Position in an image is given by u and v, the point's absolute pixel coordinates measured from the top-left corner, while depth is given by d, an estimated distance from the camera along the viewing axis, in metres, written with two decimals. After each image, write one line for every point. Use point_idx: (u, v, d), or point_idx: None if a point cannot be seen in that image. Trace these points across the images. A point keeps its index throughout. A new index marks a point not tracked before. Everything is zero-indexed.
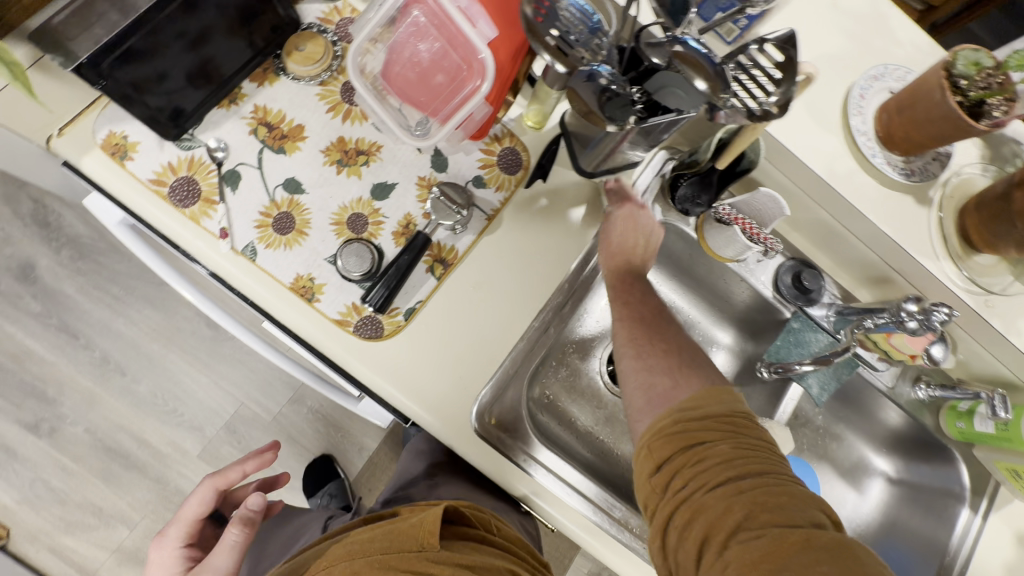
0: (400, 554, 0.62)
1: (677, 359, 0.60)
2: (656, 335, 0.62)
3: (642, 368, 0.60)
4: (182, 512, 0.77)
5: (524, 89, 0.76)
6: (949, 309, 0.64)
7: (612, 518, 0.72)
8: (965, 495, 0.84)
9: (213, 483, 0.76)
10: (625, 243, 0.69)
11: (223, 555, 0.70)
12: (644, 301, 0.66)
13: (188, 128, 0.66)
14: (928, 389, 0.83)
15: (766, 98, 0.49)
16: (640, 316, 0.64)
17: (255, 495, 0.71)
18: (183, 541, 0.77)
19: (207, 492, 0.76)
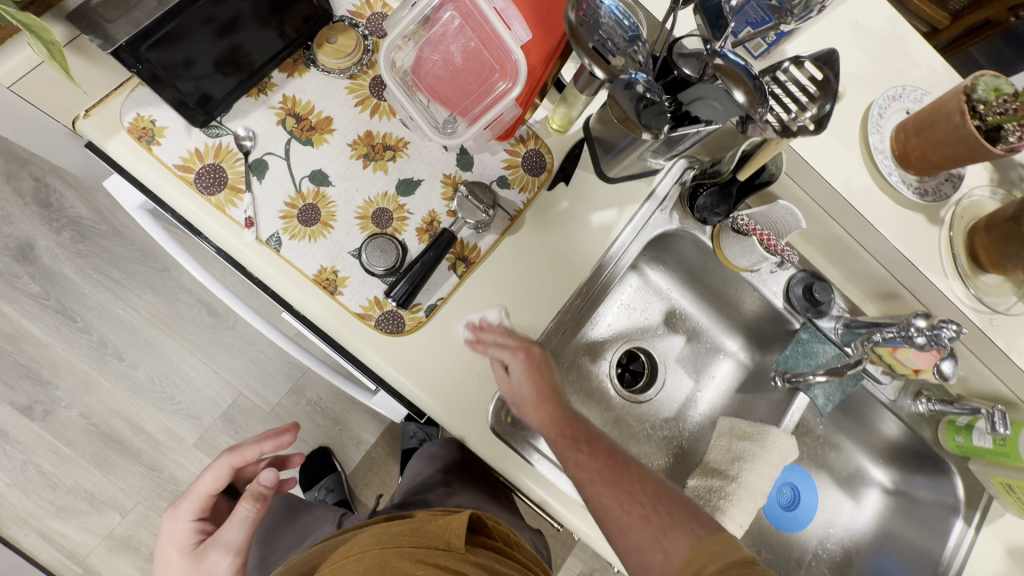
0: (428, 551, 0.64)
1: (655, 519, 0.62)
2: (624, 496, 0.64)
3: (634, 546, 0.63)
4: (198, 484, 0.69)
5: (551, 93, 0.77)
6: (958, 326, 0.66)
7: None
8: (959, 507, 0.87)
9: (229, 460, 0.68)
10: (539, 387, 0.67)
11: (234, 531, 0.65)
12: (595, 453, 0.66)
13: (216, 116, 0.65)
14: (928, 404, 0.85)
15: (800, 113, 0.50)
16: (600, 474, 0.65)
17: (267, 472, 0.67)
18: (195, 514, 0.68)
19: (221, 470, 0.68)
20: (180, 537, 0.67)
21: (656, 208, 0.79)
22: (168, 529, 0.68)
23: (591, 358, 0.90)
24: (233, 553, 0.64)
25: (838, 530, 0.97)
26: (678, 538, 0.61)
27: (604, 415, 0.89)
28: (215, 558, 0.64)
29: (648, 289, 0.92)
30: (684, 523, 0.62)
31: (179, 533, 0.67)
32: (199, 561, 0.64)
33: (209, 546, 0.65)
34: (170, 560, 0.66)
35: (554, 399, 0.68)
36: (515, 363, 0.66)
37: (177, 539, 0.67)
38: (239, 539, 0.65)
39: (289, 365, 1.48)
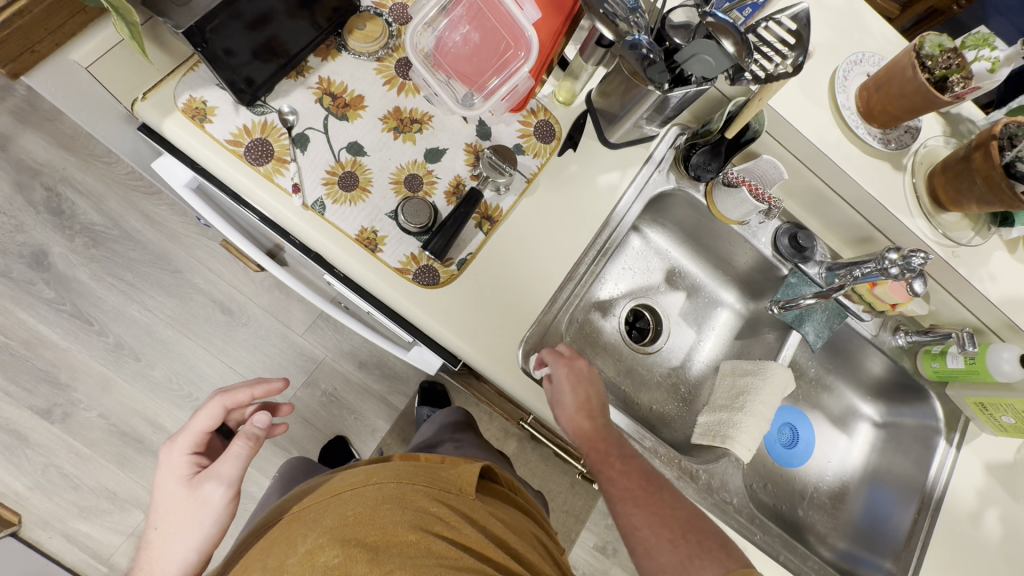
0: (442, 492, 0.64)
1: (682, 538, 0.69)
2: (653, 516, 0.70)
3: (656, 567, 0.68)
4: (192, 421, 0.66)
5: (556, 70, 0.85)
6: (925, 253, 0.75)
7: (642, 447, 0.82)
8: (941, 428, 0.96)
9: (222, 400, 0.65)
10: (578, 395, 0.75)
11: (230, 465, 0.64)
12: (626, 471, 0.73)
13: (260, 96, 0.72)
14: (906, 336, 0.95)
15: (781, 62, 0.60)
16: (627, 486, 0.72)
17: (261, 414, 0.66)
18: (192, 448, 0.66)
19: (215, 410, 0.65)
20: (176, 468, 0.65)
21: (654, 169, 0.88)
22: (162, 461, 0.65)
23: (601, 314, 0.96)
24: (228, 484, 0.64)
25: (834, 464, 1.04)
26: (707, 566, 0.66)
27: (617, 365, 0.95)
28: (208, 489, 0.63)
29: (649, 248, 0.99)
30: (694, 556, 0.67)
31: (175, 464, 0.64)
32: (194, 491, 0.63)
33: (205, 476, 0.63)
34: (162, 491, 0.63)
35: (593, 412, 0.75)
36: (562, 372, 0.75)
37: (173, 470, 0.64)
38: (235, 472, 0.64)
39: (302, 358, 1.51)
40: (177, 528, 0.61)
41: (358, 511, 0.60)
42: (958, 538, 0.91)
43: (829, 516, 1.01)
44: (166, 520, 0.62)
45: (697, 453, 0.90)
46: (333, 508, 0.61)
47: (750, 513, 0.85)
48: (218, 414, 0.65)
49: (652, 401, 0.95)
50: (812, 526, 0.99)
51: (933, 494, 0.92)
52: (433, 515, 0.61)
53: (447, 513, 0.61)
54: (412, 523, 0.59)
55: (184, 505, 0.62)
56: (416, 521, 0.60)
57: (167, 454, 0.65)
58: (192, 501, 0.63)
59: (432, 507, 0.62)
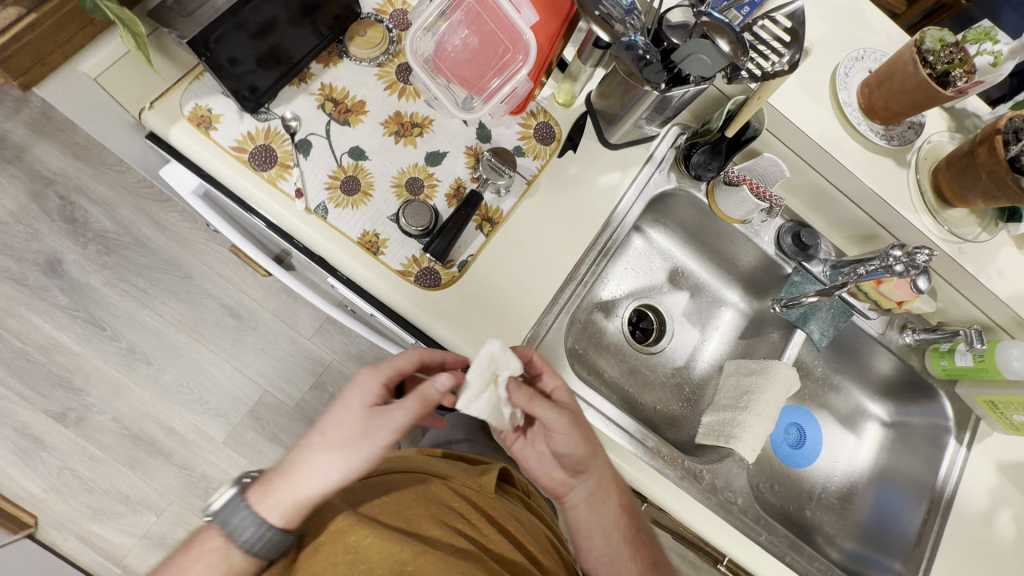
0: (466, 491, 0.68)
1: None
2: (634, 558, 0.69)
3: None
4: (398, 356, 0.64)
5: (556, 72, 0.86)
6: (929, 250, 0.75)
7: (646, 448, 0.81)
8: (951, 427, 0.95)
9: (422, 350, 0.66)
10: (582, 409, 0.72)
11: (402, 413, 0.59)
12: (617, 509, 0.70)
13: (264, 103, 0.73)
14: (913, 334, 0.94)
15: (777, 60, 0.60)
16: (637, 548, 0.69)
17: (444, 376, 0.61)
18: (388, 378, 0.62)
19: (414, 355, 0.65)
20: (368, 389, 0.60)
21: (655, 169, 0.88)
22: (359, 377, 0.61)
23: (604, 315, 0.96)
24: (395, 433, 0.58)
25: (842, 464, 1.03)
26: None
27: (620, 366, 0.96)
28: (379, 428, 0.58)
29: (651, 248, 0.99)
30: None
31: (371, 385, 0.60)
32: (371, 419, 0.58)
33: (382, 413, 0.59)
34: (349, 403, 0.59)
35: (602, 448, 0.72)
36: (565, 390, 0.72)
37: (363, 389, 0.60)
38: (405, 422, 0.59)
39: (310, 361, 1.53)
40: (329, 451, 0.57)
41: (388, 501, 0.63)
42: (970, 539, 0.89)
43: (837, 516, 1.00)
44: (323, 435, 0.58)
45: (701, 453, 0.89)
46: (365, 495, 0.64)
47: (754, 513, 0.85)
48: (417, 360, 0.65)
49: (657, 401, 0.95)
50: (820, 527, 0.98)
51: (943, 494, 0.91)
52: (456, 514, 0.64)
53: (470, 514, 0.65)
54: (437, 520, 0.62)
55: (352, 431, 0.58)
56: (440, 518, 0.63)
57: (367, 373, 0.61)
58: (361, 431, 0.58)
59: (454, 503, 0.65)
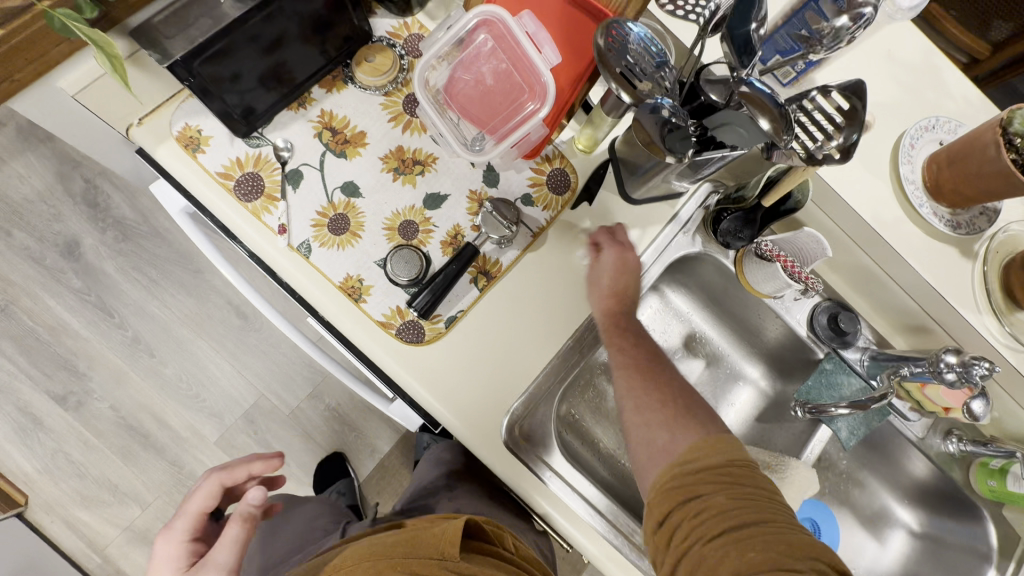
0: (423, 561, 0.58)
1: (674, 409, 0.62)
2: (651, 389, 0.64)
3: (641, 422, 0.63)
4: (189, 503, 0.67)
5: (579, 113, 0.78)
6: (990, 364, 0.64)
7: (631, 543, 0.72)
8: (992, 556, 0.82)
9: (220, 477, 0.67)
10: (617, 282, 0.71)
11: (224, 551, 0.61)
12: (639, 345, 0.69)
13: (257, 127, 0.69)
14: (959, 444, 0.83)
15: (827, 141, 0.51)
16: (660, 409, 0.63)
17: (254, 489, 0.64)
18: (190, 534, 0.67)
19: (212, 487, 0.67)
20: (177, 555, 0.65)
21: (679, 230, 0.80)
22: (160, 552, 0.65)
23: (607, 377, 0.88)
24: (225, 575, 0.60)
25: (860, 570, 0.92)
26: (687, 426, 0.60)
27: (618, 436, 0.88)
28: None
29: (667, 310, 0.91)
30: (734, 451, 0.58)
31: (175, 550, 0.65)
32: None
33: (201, 566, 0.61)
34: None
35: (629, 301, 0.71)
36: (606, 254, 0.72)
37: (171, 560, 0.65)
38: (231, 561, 0.61)
39: (310, 370, 1.49)
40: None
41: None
42: None
43: None
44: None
45: None
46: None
47: None
48: (214, 492, 0.67)
49: None
50: None
51: None
52: None
53: None
54: None
55: None
56: None
57: (163, 545, 0.65)
58: None
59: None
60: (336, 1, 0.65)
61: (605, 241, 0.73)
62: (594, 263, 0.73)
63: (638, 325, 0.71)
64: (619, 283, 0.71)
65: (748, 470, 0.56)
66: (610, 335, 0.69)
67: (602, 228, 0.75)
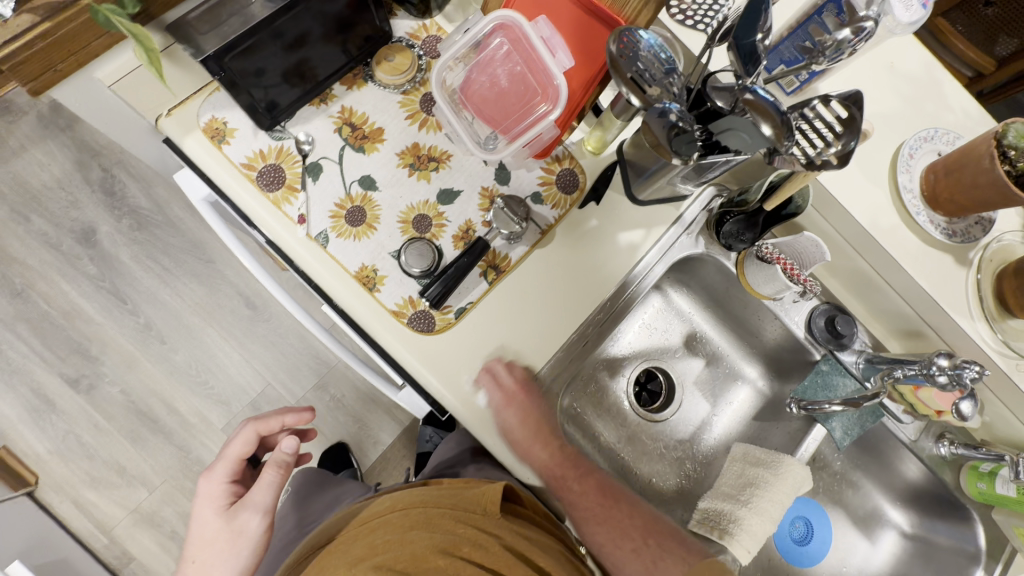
0: (467, 513, 0.67)
1: (646, 547, 0.72)
2: (617, 536, 0.74)
3: (622, 570, 0.73)
4: (227, 449, 0.71)
5: (589, 116, 0.81)
6: (980, 367, 0.66)
7: None
8: (980, 557, 0.84)
9: (255, 426, 0.71)
10: (529, 427, 0.73)
11: (264, 494, 0.67)
12: (585, 481, 0.76)
13: (281, 121, 0.72)
14: (950, 447, 0.85)
15: (825, 148, 0.53)
16: (632, 547, 0.73)
17: (288, 440, 0.68)
18: (229, 476, 0.70)
19: (249, 435, 0.70)
20: (214, 496, 0.69)
21: (683, 231, 0.82)
22: (201, 490, 0.69)
23: (609, 374, 0.91)
24: (263, 513, 0.67)
25: (850, 570, 0.94)
26: (669, 563, 0.70)
27: (619, 431, 0.90)
28: (245, 518, 0.66)
29: (669, 309, 0.93)
30: (715, 570, 0.67)
31: (213, 492, 0.69)
32: (231, 521, 0.66)
33: (241, 507, 0.66)
34: (207, 523, 0.67)
35: (549, 433, 0.75)
36: (505, 411, 0.71)
37: (212, 498, 0.68)
38: (269, 500, 0.67)
39: (317, 361, 1.52)
40: (211, 563, 0.64)
41: (387, 537, 0.65)
42: None
43: None
44: (200, 555, 0.65)
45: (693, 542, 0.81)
46: (362, 536, 0.68)
47: None
48: (252, 439, 0.71)
49: (650, 473, 0.89)
50: None
51: None
52: (459, 538, 0.65)
53: (475, 536, 0.65)
54: (441, 549, 0.63)
55: (222, 535, 0.66)
56: (445, 547, 0.64)
57: (205, 483, 0.69)
58: (229, 531, 0.66)
59: (459, 530, 0.66)
60: (359, 2, 0.67)
61: (502, 398, 0.72)
62: (497, 413, 0.72)
63: (570, 450, 0.77)
64: (531, 434, 0.73)
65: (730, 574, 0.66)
66: (556, 482, 0.74)
67: (483, 369, 0.73)
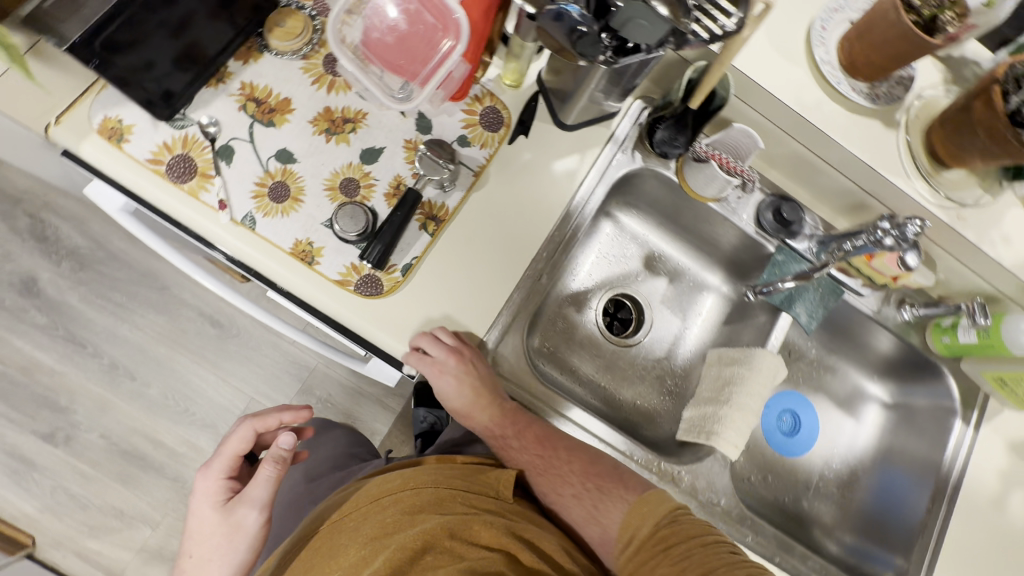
0: (480, 497, 0.69)
1: (586, 497, 0.72)
2: (556, 479, 0.74)
3: (575, 521, 0.74)
4: (225, 445, 0.71)
5: (500, 49, 0.78)
6: (921, 221, 0.67)
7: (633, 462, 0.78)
8: (957, 408, 0.87)
9: (253, 424, 0.70)
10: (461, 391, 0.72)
11: (261, 489, 0.67)
12: (522, 438, 0.75)
13: (180, 108, 0.68)
14: (912, 310, 0.87)
15: (727, 21, 0.54)
16: (575, 496, 0.73)
17: (286, 436, 0.69)
18: (226, 473, 0.70)
19: (246, 432, 0.70)
20: (213, 492, 0.70)
21: (617, 149, 0.81)
22: (199, 485, 0.70)
23: (575, 308, 0.90)
24: (260, 509, 0.68)
25: (841, 449, 0.96)
26: (607, 506, 0.71)
27: (596, 361, 0.89)
28: (241, 514, 0.68)
29: (623, 234, 0.93)
30: (656, 508, 0.68)
31: (211, 489, 0.70)
32: (229, 516, 0.68)
33: (239, 502, 0.68)
34: (205, 516, 0.68)
35: (485, 397, 0.75)
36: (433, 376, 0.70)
37: (210, 495, 0.69)
38: (265, 497, 0.68)
39: (296, 366, 1.50)
40: (209, 554, 0.67)
41: (399, 517, 0.66)
42: (978, 524, 0.83)
43: (837, 506, 0.93)
44: (199, 546, 0.68)
45: (682, 451, 0.83)
46: (371, 512, 0.68)
47: (739, 512, 0.79)
48: (249, 436, 0.70)
49: (635, 397, 0.89)
50: (818, 518, 0.91)
51: (949, 480, 0.84)
52: (469, 520, 0.66)
53: (486, 517, 0.67)
54: (449, 530, 0.65)
55: (221, 529, 0.67)
56: (451, 527, 0.65)
57: (203, 479, 0.69)
58: (227, 525, 0.68)
59: (470, 511, 0.67)
60: None
61: (429, 366, 0.70)
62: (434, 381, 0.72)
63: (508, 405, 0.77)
64: (467, 398, 0.75)
65: (680, 514, 0.67)
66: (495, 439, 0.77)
67: (411, 348, 0.71)
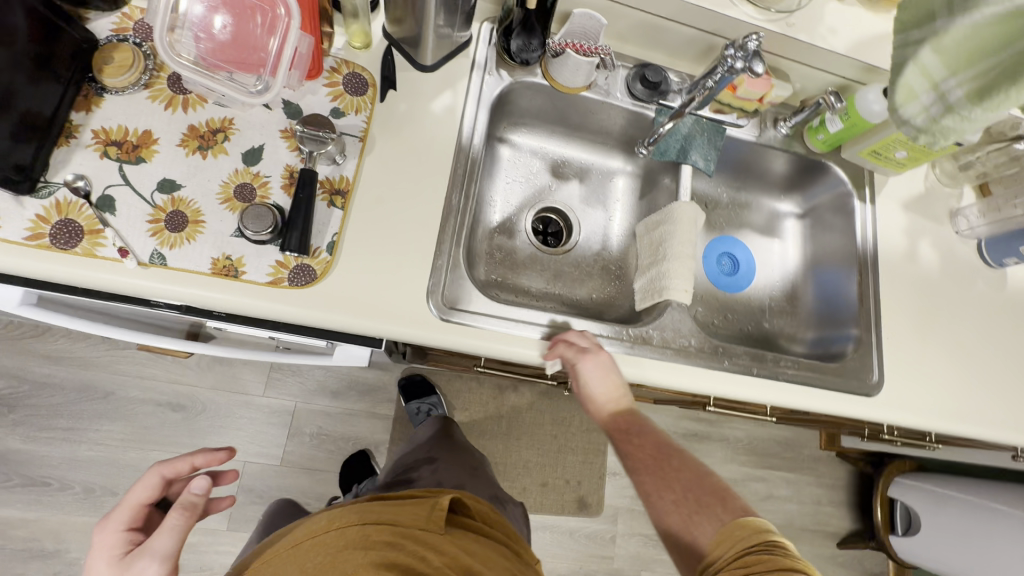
0: (412, 526, 0.67)
1: (686, 503, 0.69)
2: (660, 480, 0.72)
3: (670, 530, 0.68)
4: (127, 493, 0.63)
5: (338, 17, 0.79)
6: (756, 34, 0.72)
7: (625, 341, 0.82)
8: (852, 191, 0.98)
9: (162, 467, 0.65)
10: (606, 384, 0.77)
11: (164, 538, 0.59)
12: (643, 443, 0.76)
13: (39, 176, 0.65)
14: (786, 123, 0.96)
15: None
16: (674, 504, 0.69)
17: (200, 479, 0.63)
18: (128, 523, 0.62)
19: (153, 477, 0.64)
20: (107, 547, 0.60)
21: (483, 73, 0.85)
22: (94, 542, 0.61)
23: (508, 236, 0.94)
24: (162, 561, 0.58)
25: (777, 269, 1.06)
26: (702, 520, 0.66)
27: (543, 275, 0.94)
28: (140, 566, 0.57)
29: (523, 153, 0.97)
30: (750, 534, 0.62)
31: (107, 543, 0.60)
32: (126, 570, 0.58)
33: (138, 553, 0.58)
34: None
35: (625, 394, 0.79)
36: (581, 368, 0.75)
37: (104, 549, 0.60)
38: (170, 546, 0.59)
39: (276, 414, 1.46)
40: None
41: (323, 559, 0.63)
42: (899, 277, 0.95)
43: (791, 317, 1.03)
44: None
45: (643, 317, 0.90)
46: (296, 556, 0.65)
47: (711, 345, 0.86)
48: (158, 485, 0.64)
49: (590, 291, 0.95)
50: (780, 332, 1.02)
51: (867, 255, 0.95)
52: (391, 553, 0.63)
53: (410, 546, 0.64)
54: (372, 564, 0.61)
55: None
56: (376, 561, 0.61)
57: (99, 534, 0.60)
58: None
59: (392, 542, 0.64)
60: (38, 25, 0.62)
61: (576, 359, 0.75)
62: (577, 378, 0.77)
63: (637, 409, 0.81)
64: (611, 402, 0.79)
65: (775, 546, 0.60)
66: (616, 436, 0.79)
67: (557, 341, 0.77)
